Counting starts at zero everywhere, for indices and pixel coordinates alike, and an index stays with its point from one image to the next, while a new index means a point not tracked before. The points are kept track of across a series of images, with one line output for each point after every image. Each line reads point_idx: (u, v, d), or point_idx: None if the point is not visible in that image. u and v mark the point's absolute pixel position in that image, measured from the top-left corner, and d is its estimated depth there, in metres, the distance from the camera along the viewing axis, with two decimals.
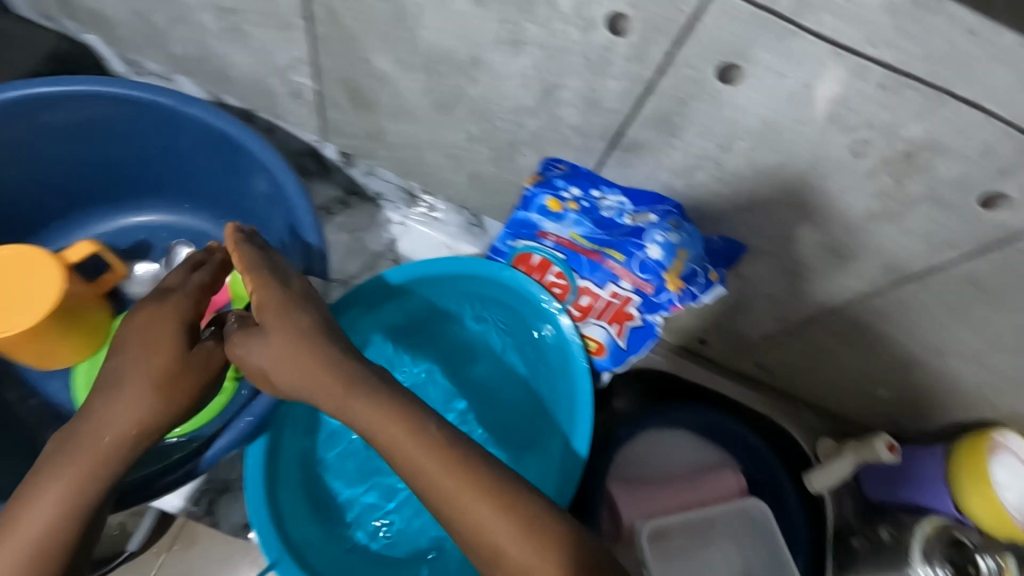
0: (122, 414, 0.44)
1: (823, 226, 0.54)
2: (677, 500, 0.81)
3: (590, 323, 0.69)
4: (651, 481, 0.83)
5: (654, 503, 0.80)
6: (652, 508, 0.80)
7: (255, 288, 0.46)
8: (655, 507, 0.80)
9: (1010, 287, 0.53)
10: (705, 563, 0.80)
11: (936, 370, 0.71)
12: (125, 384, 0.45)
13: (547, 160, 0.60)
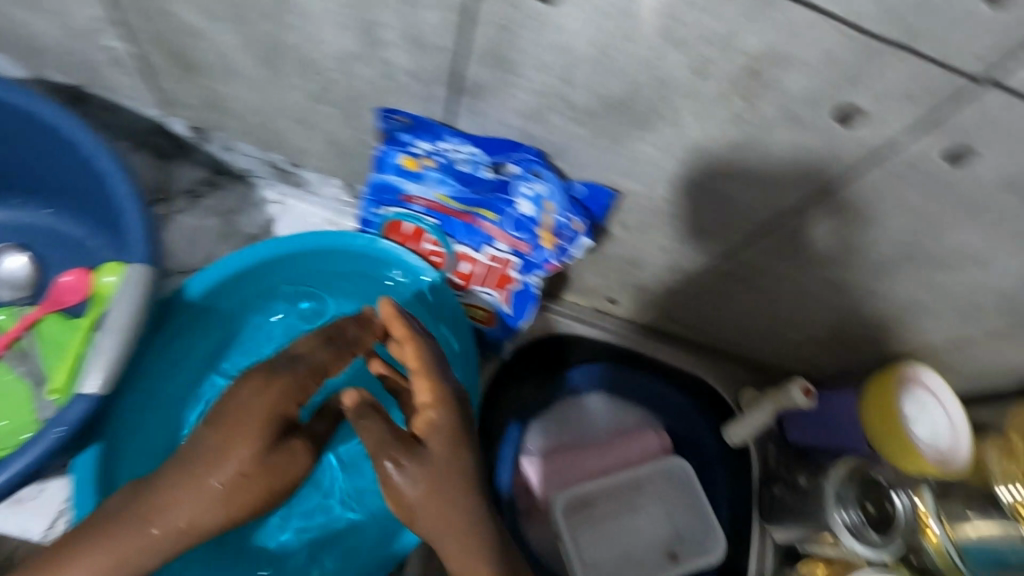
0: (186, 501, 0.44)
1: (690, 162, 0.50)
2: (599, 465, 0.81)
3: (475, 291, 0.64)
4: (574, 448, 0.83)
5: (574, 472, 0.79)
6: (573, 475, 0.80)
7: (430, 407, 0.45)
8: (576, 474, 0.80)
9: (887, 212, 0.50)
10: (634, 528, 0.79)
11: (838, 308, 0.68)
12: (188, 480, 0.44)
13: (383, 111, 0.53)
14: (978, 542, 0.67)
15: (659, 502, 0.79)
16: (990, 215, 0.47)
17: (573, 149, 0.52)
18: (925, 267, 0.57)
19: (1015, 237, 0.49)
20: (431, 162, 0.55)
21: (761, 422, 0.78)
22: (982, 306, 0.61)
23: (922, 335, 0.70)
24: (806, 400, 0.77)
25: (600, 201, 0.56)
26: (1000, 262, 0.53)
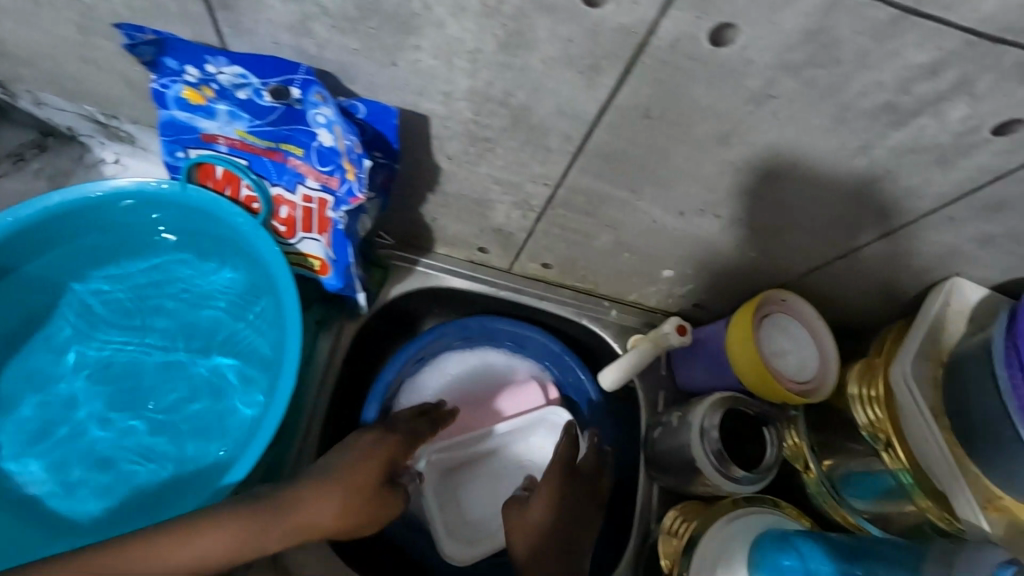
0: (318, 504, 0.54)
1: (472, 70, 0.46)
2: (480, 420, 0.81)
3: (302, 238, 0.61)
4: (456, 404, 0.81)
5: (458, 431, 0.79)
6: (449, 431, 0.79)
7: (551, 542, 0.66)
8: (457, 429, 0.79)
9: (686, 114, 0.46)
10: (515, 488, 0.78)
11: (695, 238, 0.65)
12: (329, 486, 0.54)
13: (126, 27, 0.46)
14: (850, 468, 0.69)
15: (534, 453, 0.79)
16: (781, 104, 0.44)
17: (356, 66, 0.48)
18: (753, 179, 0.53)
19: (820, 131, 0.46)
20: (209, 91, 0.50)
21: (631, 365, 0.77)
22: (827, 222, 0.58)
23: (786, 263, 0.67)
24: (679, 339, 0.76)
25: (388, 120, 0.51)
26: (821, 165, 0.50)
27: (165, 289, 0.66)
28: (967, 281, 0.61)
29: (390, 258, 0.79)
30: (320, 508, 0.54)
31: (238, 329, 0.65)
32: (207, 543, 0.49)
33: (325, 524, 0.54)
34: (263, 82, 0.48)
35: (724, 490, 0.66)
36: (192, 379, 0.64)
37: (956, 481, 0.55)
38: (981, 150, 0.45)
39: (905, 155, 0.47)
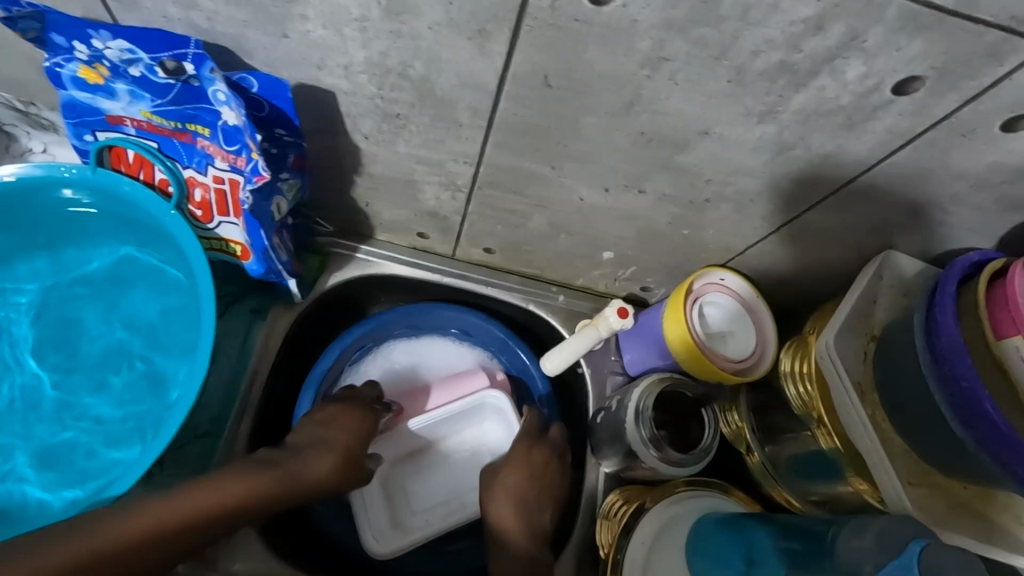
0: (319, 465, 0.61)
1: (364, 40, 0.45)
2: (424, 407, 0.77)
3: (219, 222, 0.60)
4: (400, 390, 0.80)
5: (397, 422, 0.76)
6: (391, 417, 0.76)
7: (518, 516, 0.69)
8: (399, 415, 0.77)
9: (585, 83, 0.45)
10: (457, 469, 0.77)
11: (628, 218, 0.63)
12: (325, 453, 0.62)
13: None
14: (793, 452, 0.67)
15: (489, 437, 0.78)
16: (677, 67, 0.42)
17: (249, 39, 0.47)
18: (669, 151, 0.51)
19: (722, 98, 0.44)
20: (103, 69, 0.49)
21: (576, 350, 0.74)
22: (753, 196, 0.56)
23: (724, 242, 0.65)
24: (622, 322, 0.73)
25: (282, 94, 0.50)
26: (732, 133, 0.48)
27: (86, 286, 0.64)
28: (901, 254, 0.59)
29: (328, 247, 0.77)
30: (321, 466, 0.61)
31: (159, 330, 0.64)
32: (229, 493, 0.52)
33: (322, 482, 0.61)
34: (152, 57, 0.46)
35: (660, 472, 0.65)
36: (107, 380, 0.63)
37: (877, 456, 0.53)
38: (887, 112, 0.44)
39: (812, 119, 0.45)
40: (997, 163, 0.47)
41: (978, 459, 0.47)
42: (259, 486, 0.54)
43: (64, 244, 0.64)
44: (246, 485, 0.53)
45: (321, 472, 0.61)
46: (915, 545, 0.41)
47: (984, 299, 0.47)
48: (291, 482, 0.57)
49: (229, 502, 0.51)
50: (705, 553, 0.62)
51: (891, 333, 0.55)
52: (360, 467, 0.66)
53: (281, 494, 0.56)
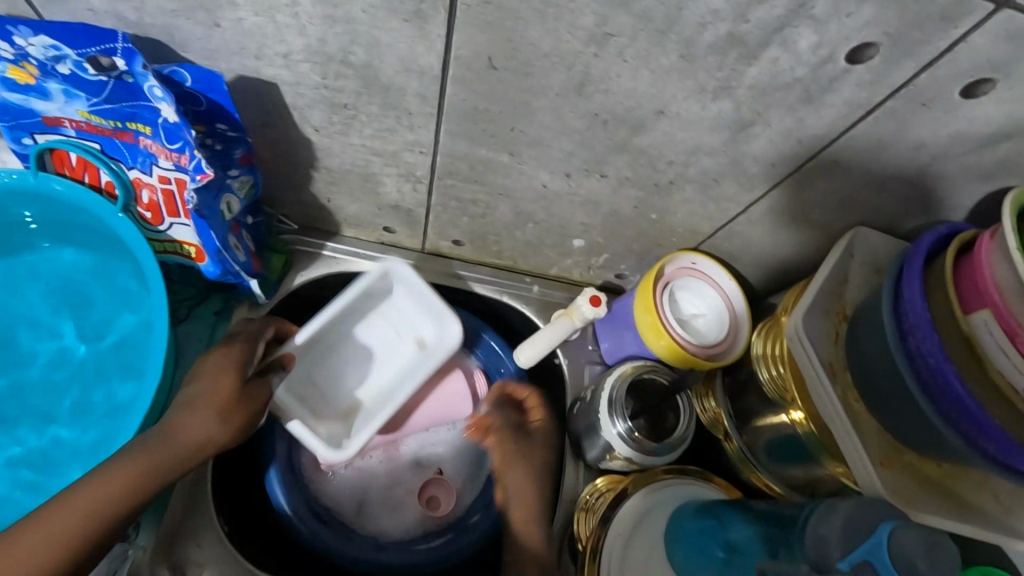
0: (197, 427, 0.53)
1: (300, 26, 0.43)
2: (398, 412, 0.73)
3: (170, 224, 0.59)
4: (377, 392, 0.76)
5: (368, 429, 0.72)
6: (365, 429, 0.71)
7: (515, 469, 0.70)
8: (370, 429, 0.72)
9: (531, 63, 0.43)
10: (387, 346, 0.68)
11: (593, 203, 0.61)
12: (194, 410, 0.54)
13: None
14: (771, 438, 0.66)
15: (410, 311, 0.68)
16: (624, 43, 0.41)
17: (181, 30, 0.45)
18: (626, 132, 0.50)
19: (673, 74, 0.43)
20: (31, 68, 0.46)
21: (551, 341, 0.72)
22: (716, 175, 0.54)
23: (692, 224, 0.63)
24: (595, 310, 0.71)
25: (218, 87, 0.48)
26: (687, 111, 0.47)
27: (33, 295, 0.63)
28: (871, 230, 0.58)
29: (293, 245, 0.75)
30: (199, 431, 0.53)
31: (114, 335, 0.62)
32: (102, 494, 0.48)
33: (207, 438, 0.53)
34: (79, 53, 0.44)
35: (634, 460, 0.65)
36: (59, 392, 0.61)
37: (847, 436, 0.51)
38: (843, 83, 0.42)
39: (768, 94, 0.44)
40: (960, 131, 0.45)
41: (948, 438, 0.46)
42: (127, 476, 0.49)
43: (6, 254, 0.62)
44: (106, 486, 0.49)
45: (199, 434, 0.53)
46: (884, 528, 0.41)
47: (951, 272, 0.46)
48: (165, 451, 0.52)
49: (100, 502, 0.48)
50: (681, 541, 0.61)
51: (862, 311, 0.54)
52: (254, 405, 0.57)
53: (156, 472, 0.51)
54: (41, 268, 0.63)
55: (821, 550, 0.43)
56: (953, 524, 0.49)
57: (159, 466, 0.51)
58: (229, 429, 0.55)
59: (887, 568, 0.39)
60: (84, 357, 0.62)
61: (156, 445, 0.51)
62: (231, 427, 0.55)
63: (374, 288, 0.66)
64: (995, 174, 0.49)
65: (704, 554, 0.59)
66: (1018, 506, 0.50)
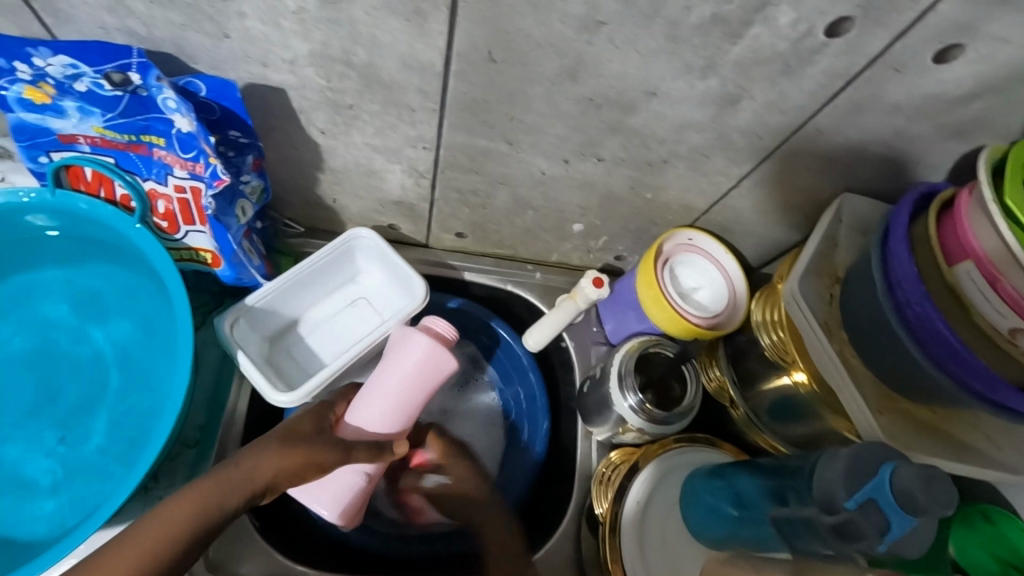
0: (273, 458, 0.55)
1: (304, 31, 0.45)
2: (385, 402, 0.62)
3: (186, 232, 0.61)
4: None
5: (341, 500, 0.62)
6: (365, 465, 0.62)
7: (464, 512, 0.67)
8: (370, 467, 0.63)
9: (524, 52, 0.46)
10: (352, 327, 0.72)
11: (590, 185, 0.64)
12: (269, 443, 0.56)
13: None
14: (775, 399, 0.69)
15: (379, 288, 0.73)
16: (614, 30, 0.43)
17: (190, 42, 0.47)
18: (618, 114, 0.52)
19: (660, 55, 0.46)
20: (48, 88, 0.48)
21: (556, 322, 0.75)
22: (707, 151, 0.57)
23: (686, 201, 0.66)
24: (598, 291, 0.74)
25: (230, 94, 0.50)
26: (676, 91, 0.49)
27: (65, 311, 0.64)
28: (857, 195, 0.61)
29: (301, 246, 0.77)
30: (266, 473, 0.54)
31: (139, 345, 0.64)
32: (183, 505, 0.49)
33: (278, 474, 0.55)
34: (95, 69, 0.46)
35: (646, 431, 0.68)
36: (78, 409, 0.61)
37: (848, 392, 0.55)
38: (821, 55, 0.45)
39: (750, 68, 0.46)
40: (933, 94, 0.48)
41: (940, 384, 0.49)
42: (206, 490, 0.51)
43: (44, 268, 0.65)
44: (177, 510, 0.49)
45: (273, 475, 0.54)
46: (885, 468, 0.44)
47: (935, 231, 0.49)
48: (233, 479, 0.52)
49: (187, 512, 0.49)
50: (694, 504, 0.65)
51: (852, 272, 0.56)
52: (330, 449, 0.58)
53: (225, 502, 0.51)
54: (70, 282, 0.65)
55: (827, 494, 0.47)
56: (950, 463, 0.53)
57: (227, 494, 0.51)
58: (308, 472, 0.57)
59: (890, 505, 0.43)
60: (106, 375, 0.63)
61: (239, 474, 0.53)
62: (314, 471, 0.57)
63: (336, 259, 0.71)
64: (969, 132, 0.52)
65: (718, 514, 0.62)
66: (1009, 443, 0.54)
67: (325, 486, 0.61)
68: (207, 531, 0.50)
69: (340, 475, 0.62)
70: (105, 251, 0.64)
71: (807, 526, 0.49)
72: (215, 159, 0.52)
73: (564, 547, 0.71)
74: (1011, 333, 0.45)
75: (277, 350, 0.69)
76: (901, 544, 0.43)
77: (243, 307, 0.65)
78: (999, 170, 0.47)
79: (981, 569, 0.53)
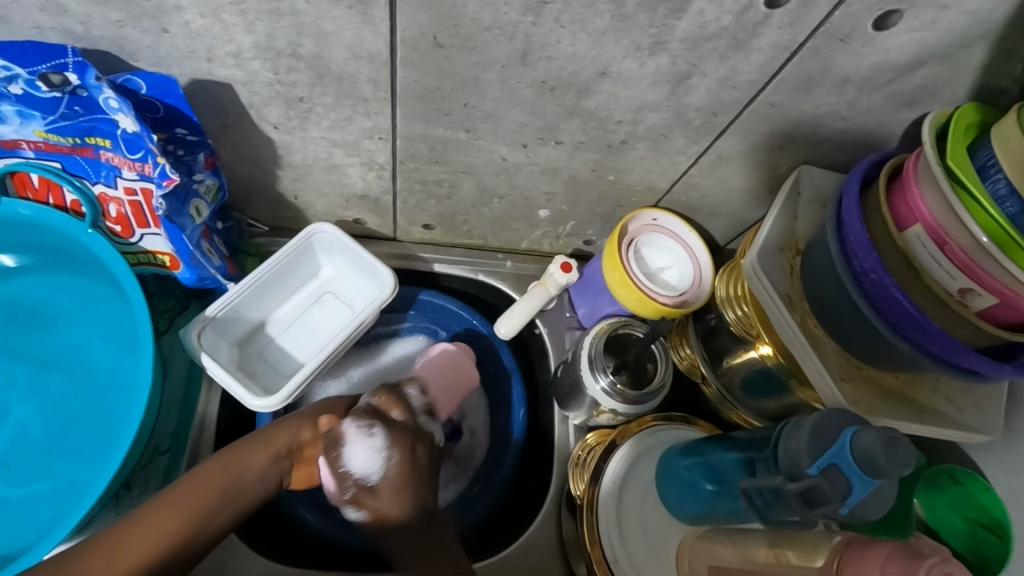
0: (281, 433, 0.58)
1: (246, 25, 0.44)
2: None
3: (141, 235, 0.60)
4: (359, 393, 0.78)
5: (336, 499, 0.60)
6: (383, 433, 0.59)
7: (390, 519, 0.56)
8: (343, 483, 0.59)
9: (471, 36, 0.45)
10: (324, 324, 0.72)
11: (552, 170, 0.63)
12: (280, 424, 0.59)
13: None
14: (746, 373, 0.69)
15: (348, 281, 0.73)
16: (559, 9, 0.43)
17: (130, 39, 0.46)
18: (573, 97, 0.52)
19: (609, 34, 0.46)
20: None
21: (527, 310, 0.75)
22: (664, 130, 0.57)
23: (649, 181, 0.66)
24: (567, 276, 0.74)
25: (173, 90, 0.49)
26: (628, 70, 0.49)
27: (24, 321, 0.63)
28: (814, 167, 0.61)
29: (267, 246, 0.76)
30: (288, 431, 0.59)
31: (101, 351, 0.62)
32: (199, 486, 0.51)
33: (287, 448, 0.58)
34: (30, 71, 0.45)
35: (620, 412, 0.68)
36: (41, 420, 0.60)
37: (811, 361, 0.56)
38: (767, 27, 0.45)
39: (700, 44, 0.47)
40: (879, 63, 0.49)
41: (899, 349, 0.50)
42: (219, 470, 0.53)
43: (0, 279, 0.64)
44: (193, 493, 0.51)
45: (298, 430, 0.59)
46: (847, 433, 0.45)
47: (886, 199, 0.50)
48: (241, 457, 0.55)
49: (207, 491, 0.51)
50: (672, 481, 0.65)
51: (812, 244, 0.57)
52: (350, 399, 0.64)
53: (240, 479, 0.54)
54: (28, 292, 0.64)
55: (792, 461, 0.48)
56: (910, 425, 0.54)
57: (238, 473, 0.54)
58: (334, 427, 0.61)
59: (852, 469, 0.44)
60: (69, 384, 0.62)
61: (249, 450, 0.56)
62: (339, 417, 0.61)
63: (299, 255, 0.70)
64: (918, 100, 0.53)
65: (693, 489, 0.62)
66: (967, 403, 0.56)
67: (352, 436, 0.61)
68: (225, 507, 0.52)
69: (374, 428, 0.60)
70: (61, 258, 0.63)
71: (775, 495, 0.50)
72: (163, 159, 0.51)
73: (547, 531, 0.71)
74: (961, 294, 0.46)
75: (251, 355, 0.68)
76: (862, 507, 0.44)
77: (211, 313, 0.64)
78: (944, 134, 0.48)
79: (951, 530, 0.54)
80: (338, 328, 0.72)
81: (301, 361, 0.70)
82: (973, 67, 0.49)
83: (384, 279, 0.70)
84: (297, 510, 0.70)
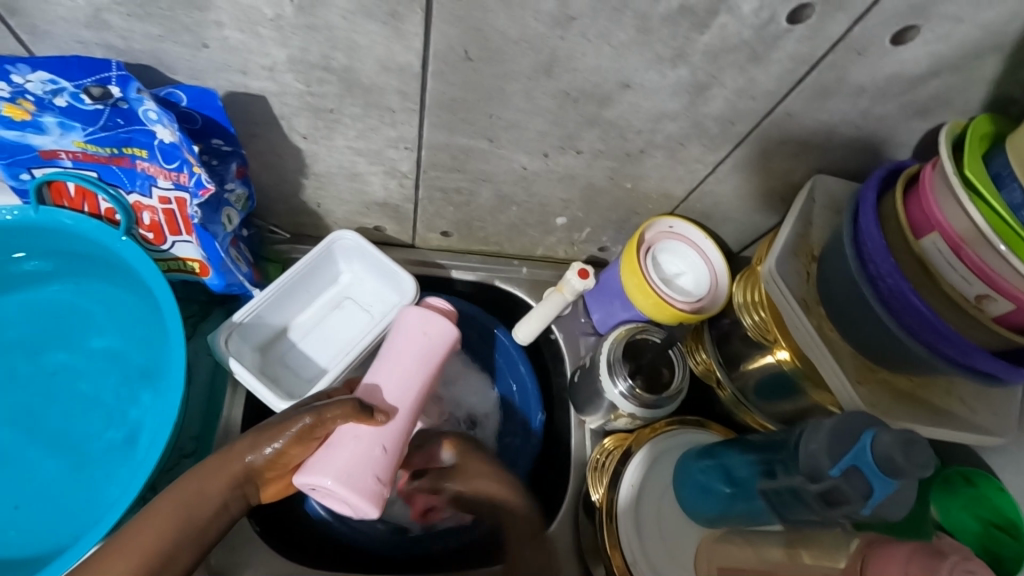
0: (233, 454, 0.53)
1: (283, 38, 0.46)
2: (406, 366, 0.62)
3: (173, 242, 0.62)
4: None
5: (384, 465, 0.55)
6: (377, 433, 0.56)
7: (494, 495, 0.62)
8: (399, 381, 0.61)
9: (496, 47, 0.47)
10: (346, 329, 0.73)
11: (570, 178, 0.65)
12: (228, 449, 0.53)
13: None
14: (760, 377, 0.70)
15: (369, 287, 0.75)
16: (586, 24, 0.45)
17: (169, 53, 0.47)
18: (595, 107, 0.54)
19: (632, 47, 0.47)
20: (27, 104, 0.49)
21: (543, 316, 0.76)
22: (682, 139, 0.58)
23: (665, 188, 0.67)
24: (584, 282, 0.75)
25: (212, 102, 0.50)
26: (649, 81, 0.51)
27: (54, 327, 0.65)
28: (828, 175, 0.62)
29: (287, 253, 0.77)
30: (242, 453, 0.53)
31: (130, 356, 0.64)
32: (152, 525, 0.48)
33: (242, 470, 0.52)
34: (76, 84, 0.47)
35: (637, 416, 0.69)
36: (73, 424, 0.61)
37: (828, 365, 0.57)
38: (786, 40, 0.46)
39: (720, 57, 0.48)
40: (894, 74, 0.50)
41: (917, 354, 0.51)
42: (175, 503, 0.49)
43: (32, 286, 0.65)
44: (147, 531, 0.47)
45: (253, 450, 0.53)
46: (866, 435, 0.45)
47: (902, 208, 0.51)
48: (198, 480, 0.51)
49: (166, 524, 0.48)
50: (688, 484, 0.66)
51: (827, 250, 0.58)
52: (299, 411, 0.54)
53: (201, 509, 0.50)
54: (59, 298, 0.65)
55: (813, 463, 0.48)
56: (927, 428, 0.55)
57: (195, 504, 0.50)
58: (288, 446, 0.54)
59: (873, 470, 0.44)
60: (99, 389, 0.63)
61: (208, 475, 0.51)
62: (294, 445, 0.54)
63: (321, 262, 0.72)
64: (932, 110, 0.54)
65: (711, 491, 0.63)
66: (981, 405, 0.57)
67: (322, 455, 0.54)
68: (190, 538, 0.49)
69: (355, 441, 0.55)
70: (92, 266, 0.65)
71: (797, 497, 0.51)
72: (202, 173, 0.53)
73: (564, 533, 0.72)
74: (978, 299, 0.47)
75: (276, 360, 0.70)
76: (883, 506, 0.45)
77: (236, 319, 0.66)
78: (959, 144, 0.49)
79: (966, 531, 0.55)
80: (360, 332, 0.73)
81: (324, 367, 0.71)
82: (986, 78, 0.50)
83: (406, 284, 0.72)
84: (315, 512, 0.71)
